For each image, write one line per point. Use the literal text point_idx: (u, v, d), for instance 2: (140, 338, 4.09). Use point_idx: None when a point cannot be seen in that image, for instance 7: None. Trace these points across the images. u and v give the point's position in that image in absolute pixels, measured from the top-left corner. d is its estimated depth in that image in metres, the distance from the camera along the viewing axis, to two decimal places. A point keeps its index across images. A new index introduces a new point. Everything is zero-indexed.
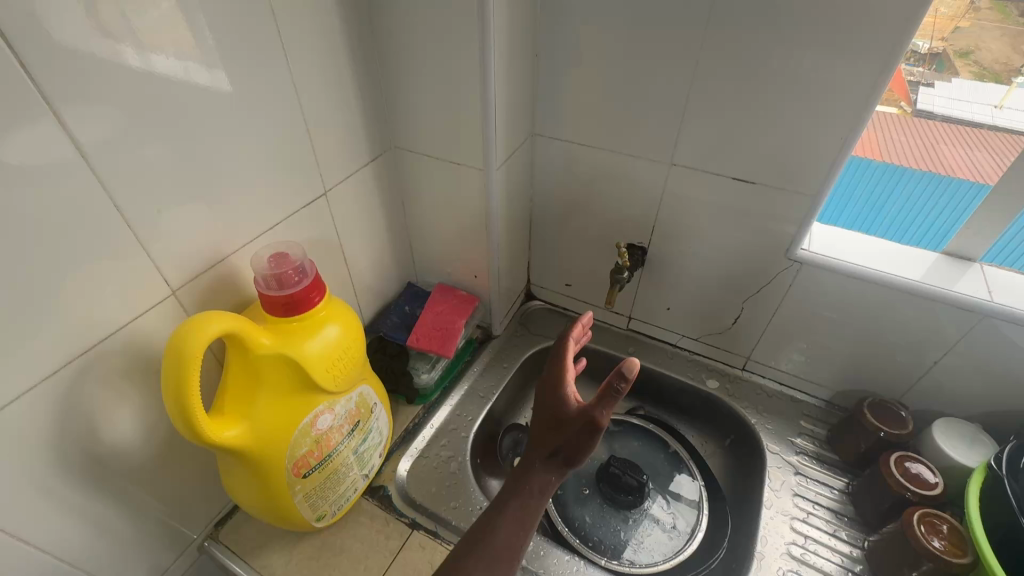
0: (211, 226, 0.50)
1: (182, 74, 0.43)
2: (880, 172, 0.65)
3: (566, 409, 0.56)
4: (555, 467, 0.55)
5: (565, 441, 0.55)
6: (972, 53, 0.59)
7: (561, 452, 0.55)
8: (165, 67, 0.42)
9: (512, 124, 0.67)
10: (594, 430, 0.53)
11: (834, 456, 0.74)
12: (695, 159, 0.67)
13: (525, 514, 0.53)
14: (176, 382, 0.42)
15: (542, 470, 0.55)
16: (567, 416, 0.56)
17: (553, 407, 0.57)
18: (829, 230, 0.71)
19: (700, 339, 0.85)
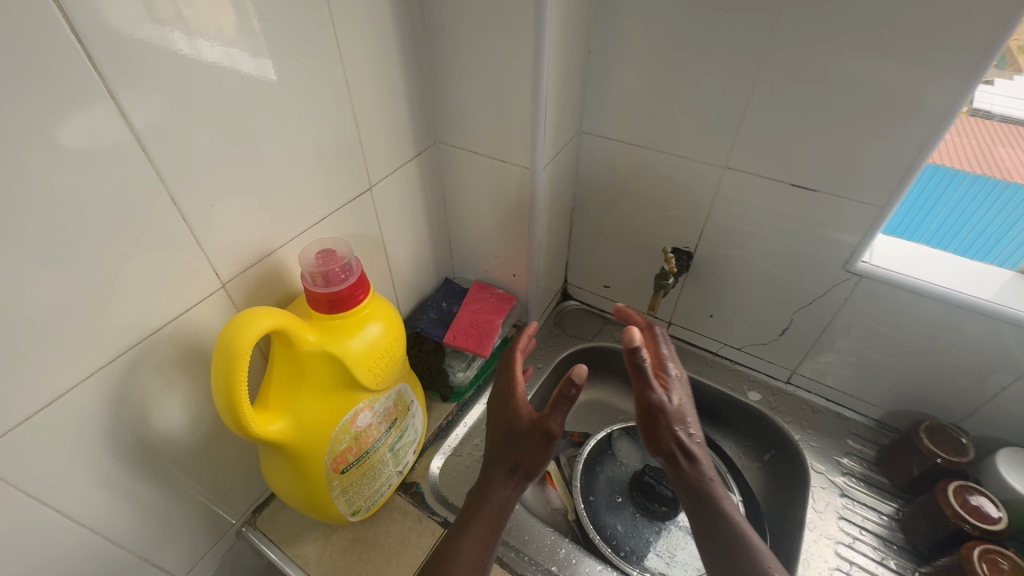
0: (260, 219, 0.50)
1: (228, 62, 0.42)
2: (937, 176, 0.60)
3: (522, 421, 0.59)
4: (511, 485, 0.56)
5: (523, 455, 0.57)
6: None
7: (520, 467, 0.57)
8: (210, 52, 0.41)
9: (561, 122, 0.65)
10: (549, 439, 0.57)
11: (883, 479, 0.71)
12: (752, 163, 0.64)
13: (487, 535, 0.53)
14: (225, 377, 0.42)
15: (502, 488, 0.56)
16: (522, 429, 0.58)
17: (509, 420, 0.60)
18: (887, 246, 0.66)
19: (744, 348, 0.82)
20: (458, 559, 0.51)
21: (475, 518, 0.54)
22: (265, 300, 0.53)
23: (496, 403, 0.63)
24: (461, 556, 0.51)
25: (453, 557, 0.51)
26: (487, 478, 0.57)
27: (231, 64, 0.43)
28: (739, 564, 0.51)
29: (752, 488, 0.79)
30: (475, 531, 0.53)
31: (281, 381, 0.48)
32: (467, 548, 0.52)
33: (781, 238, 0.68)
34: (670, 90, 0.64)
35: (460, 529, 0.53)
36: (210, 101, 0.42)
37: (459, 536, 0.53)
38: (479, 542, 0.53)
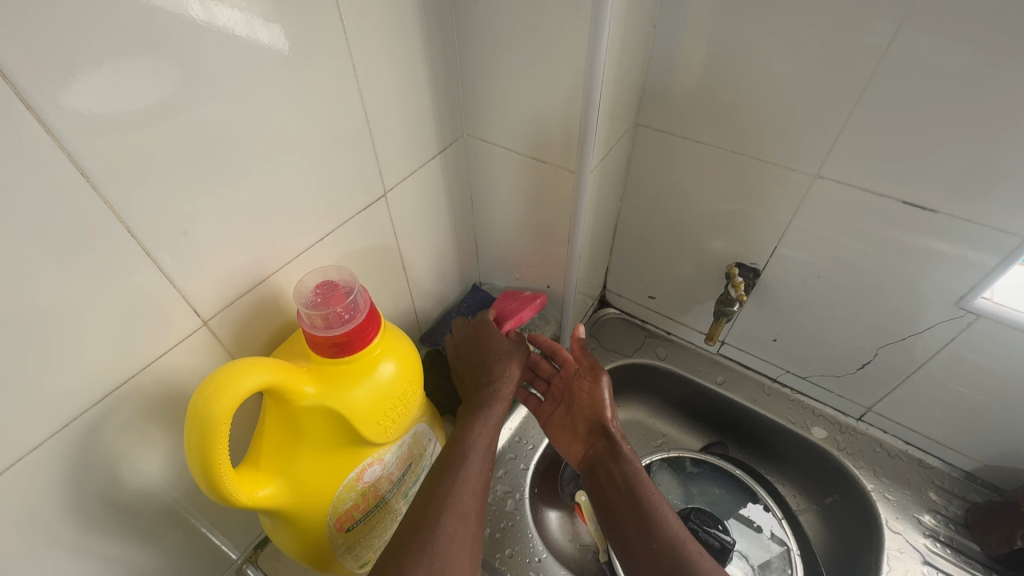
0: (253, 240, 0.42)
1: (246, 32, 0.35)
2: None
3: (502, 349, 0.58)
4: (506, 398, 0.55)
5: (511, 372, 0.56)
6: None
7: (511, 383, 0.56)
8: (229, 22, 0.34)
9: (615, 116, 0.54)
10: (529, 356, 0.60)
11: (973, 546, 0.61)
12: (851, 172, 0.52)
13: (492, 441, 0.52)
14: (201, 451, 0.35)
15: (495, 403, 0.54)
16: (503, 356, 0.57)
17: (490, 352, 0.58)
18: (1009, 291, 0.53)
19: (810, 378, 0.72)
20: (471, 460, 0.49)
21: (480, 423, 0.52)
22: (257, 332, 0.45)
23: (461, 350, 0.60)
24: (473, 459, 0.49)
25: (464, 460, 0.49)
26: (483, 393, 0.55)
27: (249, 39, 0.35)
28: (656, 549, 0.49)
29: (809, 536, 0.70)
30: (482, 438, 0.51)
31: (275, 439, 0.41)
32: (475, 451, 0.50)
33: (877, 263, 0.56)
34: (753, 78, 0.52)
35: (466, 434, 0.51)
36: (200, 94, 0.34)
37: (466, 439, 0.51)
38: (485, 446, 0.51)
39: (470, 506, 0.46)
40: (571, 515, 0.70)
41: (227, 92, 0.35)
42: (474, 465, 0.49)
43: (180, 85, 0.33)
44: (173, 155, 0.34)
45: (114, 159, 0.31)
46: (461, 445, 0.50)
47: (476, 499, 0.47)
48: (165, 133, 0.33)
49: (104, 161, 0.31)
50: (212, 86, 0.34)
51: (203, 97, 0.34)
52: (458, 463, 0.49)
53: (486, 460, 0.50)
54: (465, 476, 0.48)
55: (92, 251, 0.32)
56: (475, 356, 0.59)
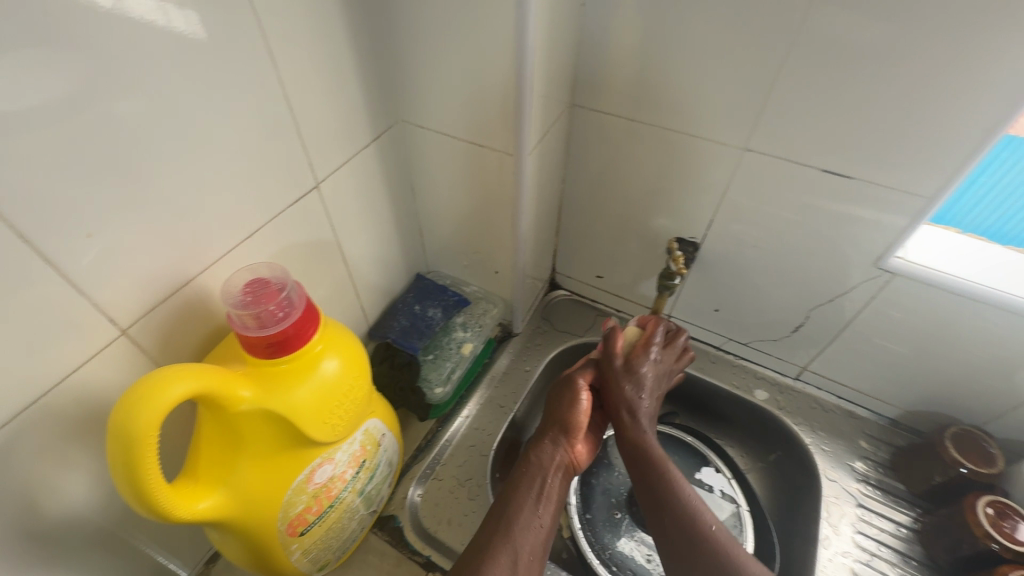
0: (172, 241, 0.39)
1: (161, 19, 0.33)
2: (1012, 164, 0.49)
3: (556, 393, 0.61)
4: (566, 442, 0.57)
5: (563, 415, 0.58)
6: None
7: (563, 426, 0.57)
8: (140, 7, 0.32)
9: (549, 97, 0.54)
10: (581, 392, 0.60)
11: (899, 486, 0.66)
12: (774, 144, 0.54)
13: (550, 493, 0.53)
14: (127, 468, 0.32)
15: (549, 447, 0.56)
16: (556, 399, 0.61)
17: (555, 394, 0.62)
18: (936, 233, 0.58)
19: (751, 344, 0.75)
20: (521, 510, 0.51)
21: (538, 474, 0.54)
22: (186, 338, 0.43)
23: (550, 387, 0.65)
24: (523, 509, 0.51)
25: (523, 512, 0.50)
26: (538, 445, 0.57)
27: (151, 28, 0.33)
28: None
29: (756, 491, 0.73)
30: (534, 488, 0.53)
31: (213, 448, 0.39)
32: (525, 503, 0.51)
33: (805, 230, 0.59)
34: (680, 57, 0.53)
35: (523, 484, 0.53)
36: (95, 81, 0.31)
37: (520, 491, 0.52)
38: (538, 499, 0.52)
39: (522, 556, 0.48)
40: None
41: (125, 79, 0.32)
42: (528, 519, 0.50)
43: (74, 73, 0.30)
44: (71, 150, 0.31)
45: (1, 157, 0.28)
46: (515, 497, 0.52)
47: (529, 552, 0.49)
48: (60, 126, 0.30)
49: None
50: (111, 74, 0.32)
51: (101, 86, 0.31)
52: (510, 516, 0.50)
53: (540, 510, 0.51)
54: (522, 527, 0.49)
55: None
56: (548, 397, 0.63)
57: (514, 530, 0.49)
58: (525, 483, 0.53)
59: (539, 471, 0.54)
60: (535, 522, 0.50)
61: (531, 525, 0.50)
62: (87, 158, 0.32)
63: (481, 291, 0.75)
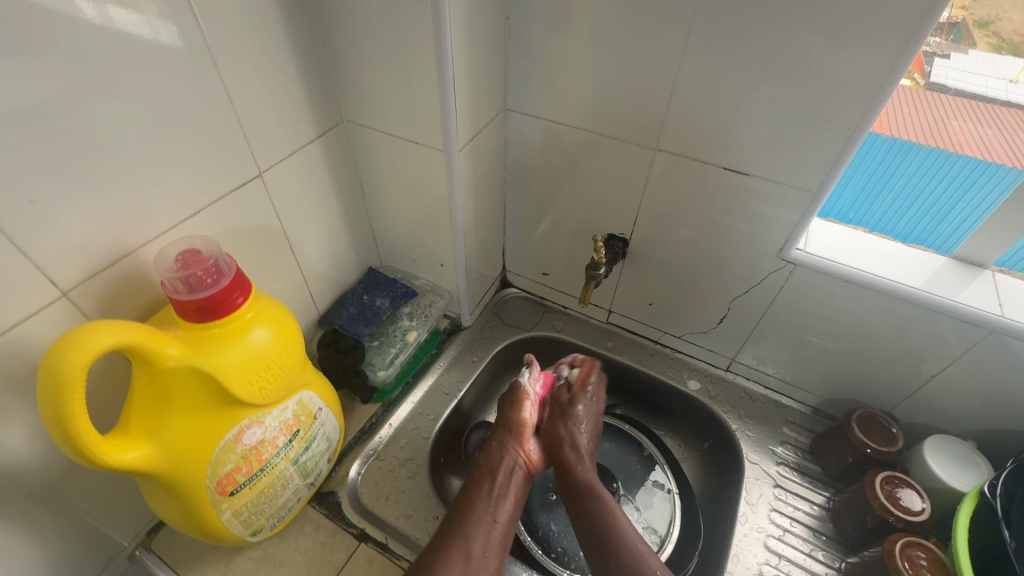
0: (114, 217, 0.43)
1: (148, 32, 0.40)
2: (894, 154, 0.57)
3: (510, 412, 0.68)
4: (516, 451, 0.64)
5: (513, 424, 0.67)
6: (993, 24, 0.51)
7: (512, 434, 0.65)
8: (125, 21, 0.39)
9: (478, 100, 0.59)
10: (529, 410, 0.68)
11: (817, 468, 0.70)
12: (682, 145, 0.60)
13: (507, 493, 0.59)
14: (54, 407, 0.36)
15: (501, 454, 0.63)
16: (510, 418, 0.68)
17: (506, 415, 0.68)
18: (827, 227, 0.65)
19: (684, 337, 0.80)
20: (479, 507, 0.57)
21: (499, 477, 0.61)
22: (126, 308, 0.46)
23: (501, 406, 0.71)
24: (476, 510, 0.56)
25: (490, 508, 0.57)
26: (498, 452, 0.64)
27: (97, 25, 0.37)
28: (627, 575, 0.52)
29: (688, 478, 0.77)
30: (484, 490, 0.59)
31: (143, 402, 0.42)
32: (478, 501, 0.57)
33: (718, 226, 0.64)
34: (595, 65, 0.59)
35: (489, 484, 0.60)
36: (42, 70, 0.35)
37: (481, 492, 0.59)
38: (501, 498, 0.59)
39: (476, 553, 0.52)
40: None
41: (70, 69, 0.37)
42: (482, 519, 0.56)
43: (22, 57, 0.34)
44: (18, 127, 0.35)
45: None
46: (466, 503, 0.57)
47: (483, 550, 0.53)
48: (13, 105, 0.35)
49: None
50: (58, 65, 0.36)
51: (48, 72, 0.36)
52: (470, 513, 0.56)
53: (503, 510, 0.57)
54: (477, 523, 0.55)
55: None
56: (506, 409, 0.70)
57: (468, 527, 0.54)
58: (487, 485, 0.60)
59: (490, 474, 0.61)
60: (489, 520, 0.56)
61: (484, 524, 0.55)
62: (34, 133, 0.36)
63: (429, 284, 0.79)
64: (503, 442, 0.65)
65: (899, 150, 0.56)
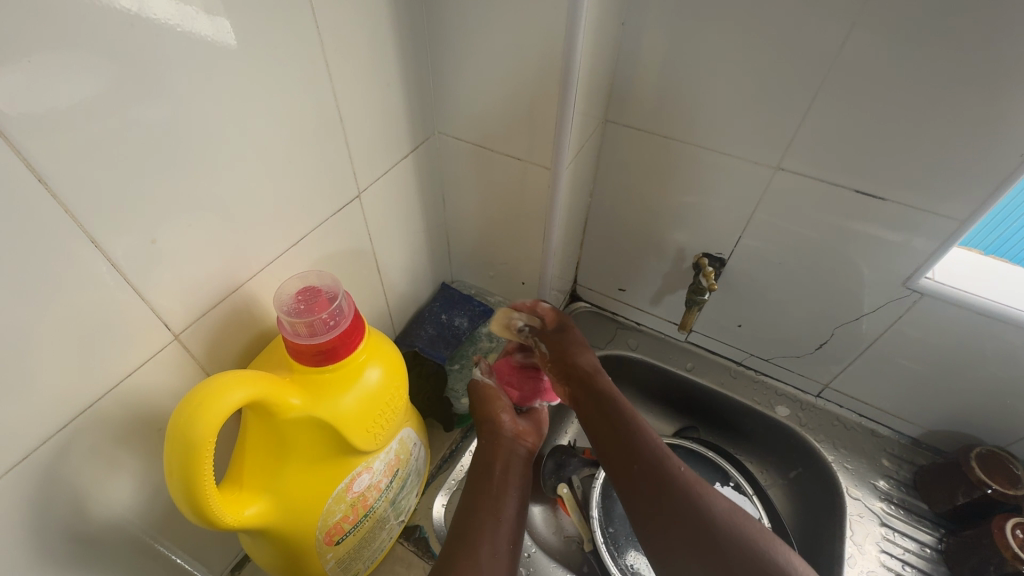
0: (225, 251, 0.39)
1: (184, 24, 0.31)
2: None
3: (485, 400, 0.60)
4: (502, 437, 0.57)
5: (490, 409, 0.58)
6: None
7: (490, 421, 0.58)
8: (164, 12, 0.30)
9: (586, 113, 0.54)
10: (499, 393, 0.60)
11: (923, 505, 0.66)
12: (806, 165, 0.55)
13: (509, 486, 0.53)
14: (182, 474, 0.32)
15: (492, 445, 0.56)
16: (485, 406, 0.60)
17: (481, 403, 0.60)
18: (967, 257, 0.59)
19: (773, 360, 0.76)
20: (483, 510, 0.50)
21: (494, 471, 0.54)
22: (231, 346, 0.43)
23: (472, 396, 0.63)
24: (479, 512, 0.50)
25: (495, 504, 0.51)
26: (488, 444, 0.56)
27: (219, 39, 0.33)
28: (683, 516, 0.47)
29: (777, 507, 0.73)
30: (486, 491, 0.52)
31: (258, 454, 0.39)
32: (482, 503, 0.51)
33: (834, 251, 0.60)
34: (715, 76, 0.54)
35: (487, 478, 0.54)
36: (161, 90, 0.31)
37: (482, 492, 0.52)
38: (503, 494, 0.52)
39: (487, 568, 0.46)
40: (555, 508, 0.72)
41: (191, 92, 0.33)
42: (488, 520, 0.49)
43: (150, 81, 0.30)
44: (140, 157, 0.32)
45: (82, 155, 0.29)
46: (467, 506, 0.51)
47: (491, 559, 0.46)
48: (134, 132, 0.31)
49: (63, 156, 0.28)
50: (179, 87, 0.32)
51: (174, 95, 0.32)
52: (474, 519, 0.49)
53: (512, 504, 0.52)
54: (481, 518, 0.49)
55: (57, 271, 0.30)
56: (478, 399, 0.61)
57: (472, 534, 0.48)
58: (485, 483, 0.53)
59: (485, 472, 0.54)
60: (495, 519, 0.50)
61: (499, 520, 0.50)
62: (156, 162, 0.33)
63: (506, 301, 0.75)
64: (489, 431, 0.57)
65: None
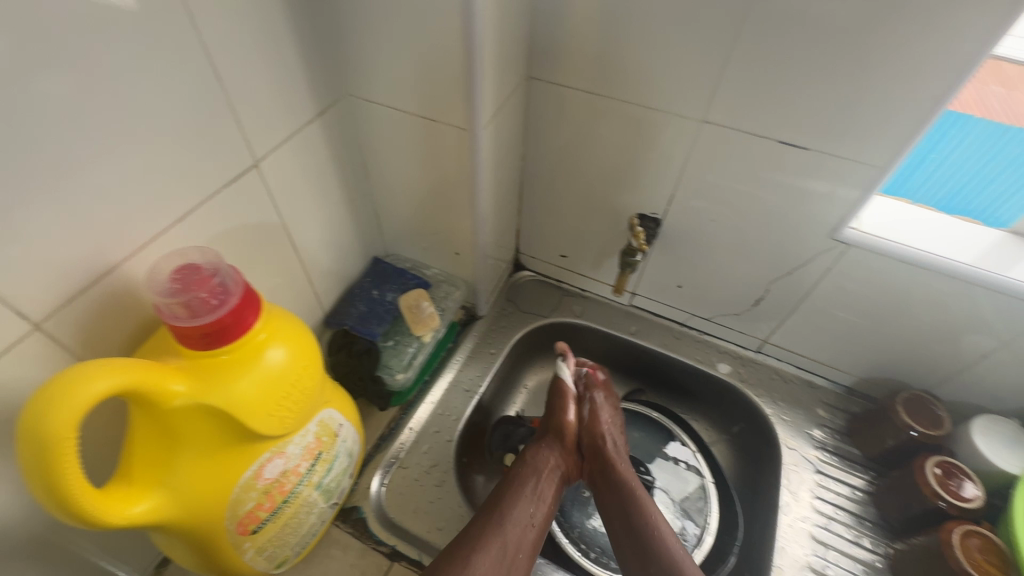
0: (86, 229, 0.35)
1: None
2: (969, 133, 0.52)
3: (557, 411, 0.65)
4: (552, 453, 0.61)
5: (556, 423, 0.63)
6: None
7: (552, 438, 0.62)
8: None
9: (502, 68, 0.51)
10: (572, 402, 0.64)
11: (854, 451, 0.68)
12: (732, 117, 0.54)
13: (539, 497, 0.56)
14: (41, 474, 0.29)
15: (539, 462, 0.59)
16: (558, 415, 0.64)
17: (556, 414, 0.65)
18: (888, 204, 0.60)
19: (713, 319, 0.76)
20: (512, 513, 0.53)
21: (533, 479, 0.57)
22: (113, 333, 0.39)
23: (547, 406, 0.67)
24: (515, 510, 0.53)
25: (528, 510, 0.54)
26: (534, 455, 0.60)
27: None
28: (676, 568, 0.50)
29: (719, 463, 0.75)
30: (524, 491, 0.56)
31: (147, 447, 0.36)
32: (516, 505, 0.54)
33: (763, 206, 0.59)
34: (636, 25, 0.51)
35: (527, 479, 0.57)
36: None
37: (512, 494, 0.55)
38: (533, 503, 0.55)
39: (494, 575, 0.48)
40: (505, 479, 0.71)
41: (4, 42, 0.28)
42: (518, 519, 0.53)
43: None
44: None
45: None
46: (506, 501, 0.54)
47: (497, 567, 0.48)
48: None
49: None
50: None
51: None
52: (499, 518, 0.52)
53: (534, 514, 0.54)
54: (507, 523, 0.52)
55: None
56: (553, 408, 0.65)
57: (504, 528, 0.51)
58: (519, 487, 0.56)
59: (534, 474, 0.58)
60: (524, 521, 0.53)
61: (519, 524, 0.53)
62: None
63: (443, 274, 0.73)
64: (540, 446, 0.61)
65: (948, 124, 0.52)
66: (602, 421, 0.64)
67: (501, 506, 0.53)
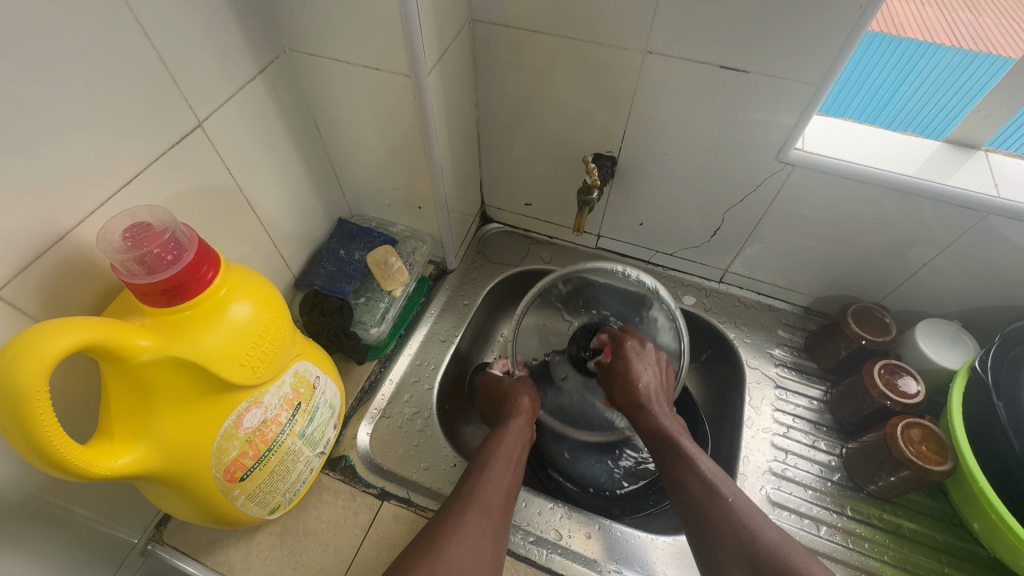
0: (30, 197, 0.36)
1: None
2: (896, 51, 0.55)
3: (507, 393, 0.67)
4: (523, 418, 0.63)
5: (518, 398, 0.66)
6: None
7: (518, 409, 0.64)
8: None
9: (439, 9, 0.50)
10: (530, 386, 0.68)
11: (811, 364, 0.73)
12: (674, 45, 0.54)
13: (522, 435, 0.61)
14: (19, 429, 0.31)
15: (513, 429, 0.61)
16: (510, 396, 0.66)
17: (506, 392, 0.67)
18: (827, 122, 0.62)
19: (676, 254, 0.78)
20: (498, 451, 0.57)
21: (513, 421, 0.62)
22: (77, 300, 0.41)
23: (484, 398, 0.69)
24: (493, 468, 0.55)
25: (504, 469, 0.55)
26: (510, 400, 0.65)
27: None
28: (702, 520, 0.51)
29: (690, 388, 0.80)
30: (501, 454, 0.57)
31: (123, 403, 0.38)
32: (495, 463, 0.55)
33: (712, 135, 0.61)
34: None
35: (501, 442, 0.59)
36: None
37: (497, 437, 0.59)
38: (517, 442, 0.59)
39: (491, 500, 0.51)
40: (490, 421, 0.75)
41: None
42: (496, 478, 0.54)
43: None
44: None
45: None
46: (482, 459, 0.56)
47: (497, 493, 0.52)
48: None
49: None
50: None
51: None
52: (489, 458, 0.56)
53: (517, 451, 0.58)
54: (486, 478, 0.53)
55: None
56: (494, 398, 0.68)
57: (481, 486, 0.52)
58: (502, 431, 0.61)
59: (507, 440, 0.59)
60: (503, 479, 0.54)
61: (500, 481, 0.54)
62: None
63: (408, 230, 0.74)
64: (513, 391, 0.66)
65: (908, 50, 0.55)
66: (636, 370, 0.64)
67: (481, 464, 0.55)
